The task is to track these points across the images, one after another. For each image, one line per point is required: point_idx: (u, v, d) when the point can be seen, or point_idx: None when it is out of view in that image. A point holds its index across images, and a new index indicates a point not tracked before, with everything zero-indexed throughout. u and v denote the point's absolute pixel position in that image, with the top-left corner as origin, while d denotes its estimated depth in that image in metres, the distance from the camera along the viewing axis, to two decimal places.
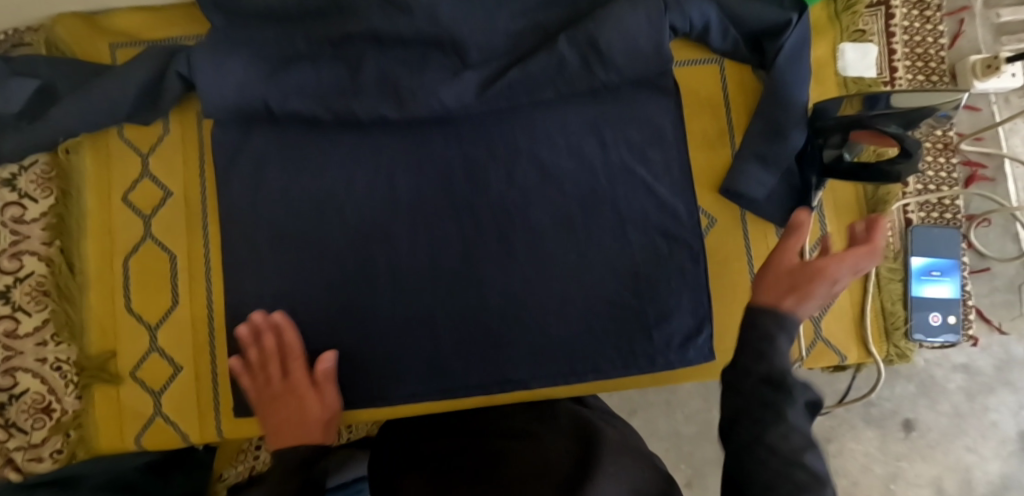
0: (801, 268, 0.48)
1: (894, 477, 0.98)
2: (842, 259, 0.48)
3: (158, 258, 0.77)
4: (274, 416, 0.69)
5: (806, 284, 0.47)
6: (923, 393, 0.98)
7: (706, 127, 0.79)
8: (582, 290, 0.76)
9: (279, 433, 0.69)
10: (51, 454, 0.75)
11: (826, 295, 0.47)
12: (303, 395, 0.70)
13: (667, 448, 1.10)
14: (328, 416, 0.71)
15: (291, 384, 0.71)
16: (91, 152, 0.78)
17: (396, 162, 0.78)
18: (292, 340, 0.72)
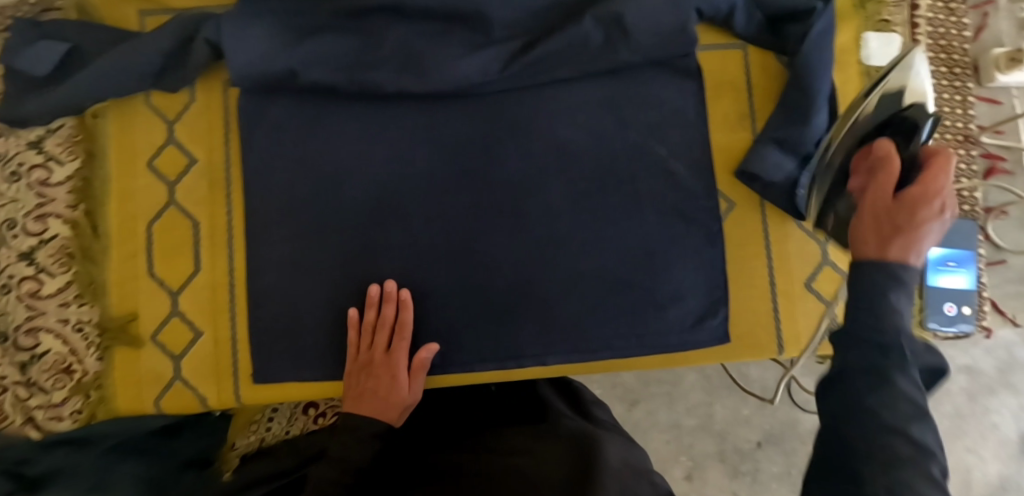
0: (895, 207, 0.51)
1: None
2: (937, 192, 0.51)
3: (181, 224, 0.78)
4: (368, 385, 0.71)
5: (914, 224, 0.49)
6: (924, 393, 1.00)
7: (726, 110, 0.79)
8: (597, 269, 0.76)
9: (357, 403, 0.71)
10: (71, 414, 0.75)
11: (932, 232, 0.49)
12: (402, 373, 0.72)
13: (669, 441, 1.13)
14: (407, 404, 0.72)
15: (392, 359, 0.73)
16: (118, 117, 0.79)
17: (414, 135, 0.78)
18: (408, 318, 0.75)
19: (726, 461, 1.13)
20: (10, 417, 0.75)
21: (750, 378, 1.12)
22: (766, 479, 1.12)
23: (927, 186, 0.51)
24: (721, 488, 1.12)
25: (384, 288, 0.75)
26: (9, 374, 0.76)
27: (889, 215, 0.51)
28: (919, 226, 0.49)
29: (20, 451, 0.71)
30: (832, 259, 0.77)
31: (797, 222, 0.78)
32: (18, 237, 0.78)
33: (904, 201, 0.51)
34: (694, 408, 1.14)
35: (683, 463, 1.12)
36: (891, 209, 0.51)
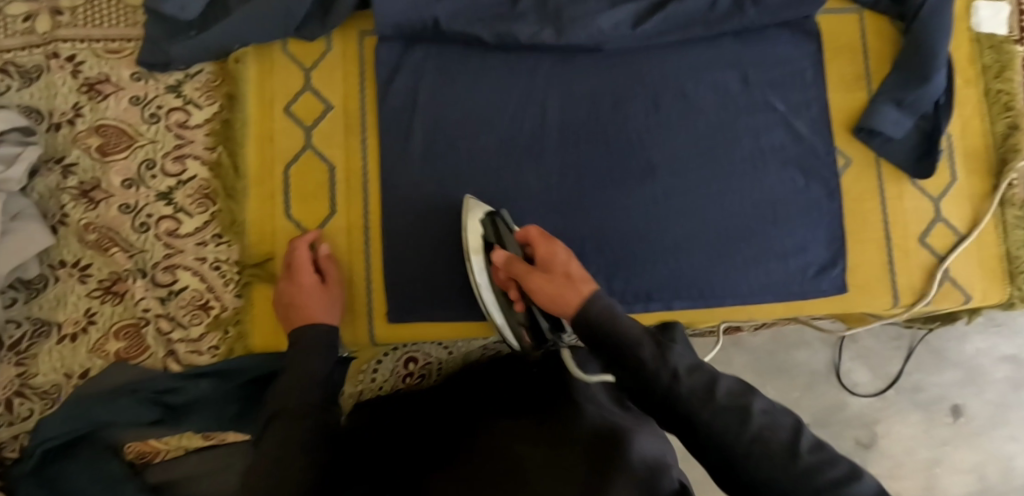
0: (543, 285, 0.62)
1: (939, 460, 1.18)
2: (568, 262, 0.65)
3: (318, 167, 0.80)
4: (293, 298, 0.74)
5: (566, 285, 0.60)
6: (970, 380, 1.19)
7: (844, 71, 0.82)
8: (721, 219, 0.80)
9: (288, 315, 0.75)
10: (209, 348, 0.78)
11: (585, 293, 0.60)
12: (309, 283, 0.74)
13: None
14: (330, 300, 0.75)
15: (294, 271, 0.75)
16: (257, 63, 0.81)
17: (548, 86, 0.81)
18: (298, 255, 0.76)
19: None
20: (153, 348, 0.78)
21: (799, 361, 1.19)
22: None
23: (551, 253, 0.66)
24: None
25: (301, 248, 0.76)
26: (151, 307, 0.78)
27: (537, 280, 0.63)
28: (565, 284, 0.60)
29: (163, 381, 0.74)
30: (944, 215, 0.81)
31: (911, 181, 0.81)
32: (157, 177, 0.80)
33: (549, 269, 0.64)
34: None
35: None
36: (530, 272, 0.65)
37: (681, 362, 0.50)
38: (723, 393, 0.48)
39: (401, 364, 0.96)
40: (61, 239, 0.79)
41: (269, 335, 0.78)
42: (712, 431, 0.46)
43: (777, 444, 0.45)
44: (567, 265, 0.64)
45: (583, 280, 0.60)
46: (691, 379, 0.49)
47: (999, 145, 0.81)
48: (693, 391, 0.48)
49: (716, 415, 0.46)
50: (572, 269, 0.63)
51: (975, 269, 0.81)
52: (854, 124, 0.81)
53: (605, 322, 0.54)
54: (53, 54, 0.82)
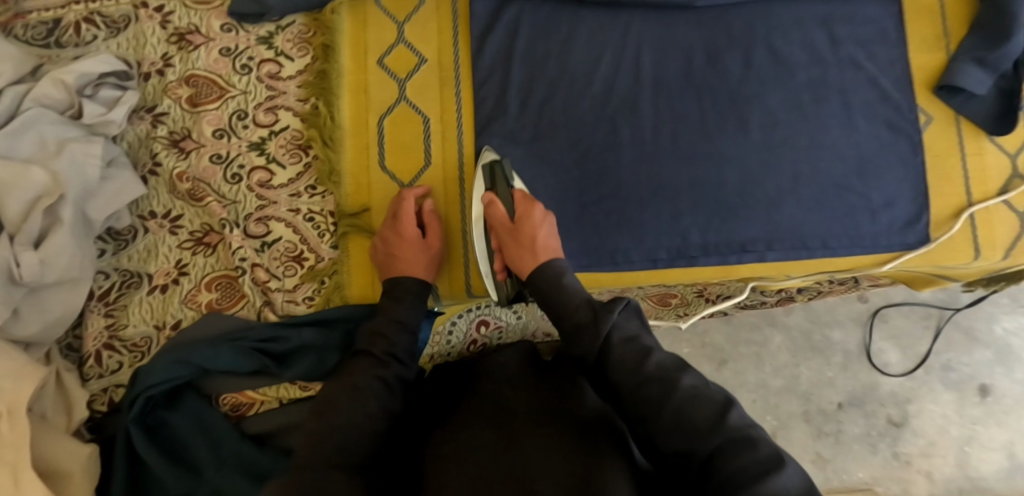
0: (515, 229, 0.72)
1: (970, 439, 1.18)
2: (540, 225, 0.71)
3: (414, 119, 0.80)
4: (389, 244, 0.75)
5: (526, 247, 0.70)
6: (999, 360, 1.20)
7: (925, 31, 0.85)
8: (814, 171, 0.81)
9: (387, 262, 0.74)
10: (305, 299, 0.77)
11: (538, 241, 0.71)
12: (411, 232, 0.75)
13: (755, 400, 1.19)
14: (428, 257, 0.75)
15: (398, 217, 0.75)
16: (350, 14, 0.82)
17: (642, 42, 0.82)
18: (405, 200, 0.76)
19: (810, 422, 1.19)
20: (249, 297, 0.76)
21: (833, 341, 1.21)
22: (849, 440, 1.18)
23: (529, 214, 0.72)
24: (806, 448, 1.17)
25: (406, 192, 0.77)
26: (247, 257, 0.76)
27: (510, 237, 0.72)
28: (528, 255, 0.70)
29: (262, 331, 0.73)
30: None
31: (990, 139, 0.83)
32: (249, 128, 0.79)
33: (519, 228, 0.71)
34: (781, 368, 1.20)
35: (770, 422, 1.18)
36: (512, 231, 0.72)
37: (665, 363, 0.57)
38: (683, 390, 0.55)
39: (473, 328, 0.94)
40: (151, 188, 0.78)
41: (367, 286, 0.77)
42: (671, 430, 0.53)
43: (704, 428, 0.52)
44: (543, 232, 0.71)
45: (546, 250, 0.70)
46: (620, 348, 0.59)
47: None
48: (641, 380, 0.56)
49: (678, 415, 0.53)
50: (542, 235, 0.71)
51: None
52: (937, 82, 0.83)
53: (554, 283, 0.68)
54: (141, 3, 0.81)
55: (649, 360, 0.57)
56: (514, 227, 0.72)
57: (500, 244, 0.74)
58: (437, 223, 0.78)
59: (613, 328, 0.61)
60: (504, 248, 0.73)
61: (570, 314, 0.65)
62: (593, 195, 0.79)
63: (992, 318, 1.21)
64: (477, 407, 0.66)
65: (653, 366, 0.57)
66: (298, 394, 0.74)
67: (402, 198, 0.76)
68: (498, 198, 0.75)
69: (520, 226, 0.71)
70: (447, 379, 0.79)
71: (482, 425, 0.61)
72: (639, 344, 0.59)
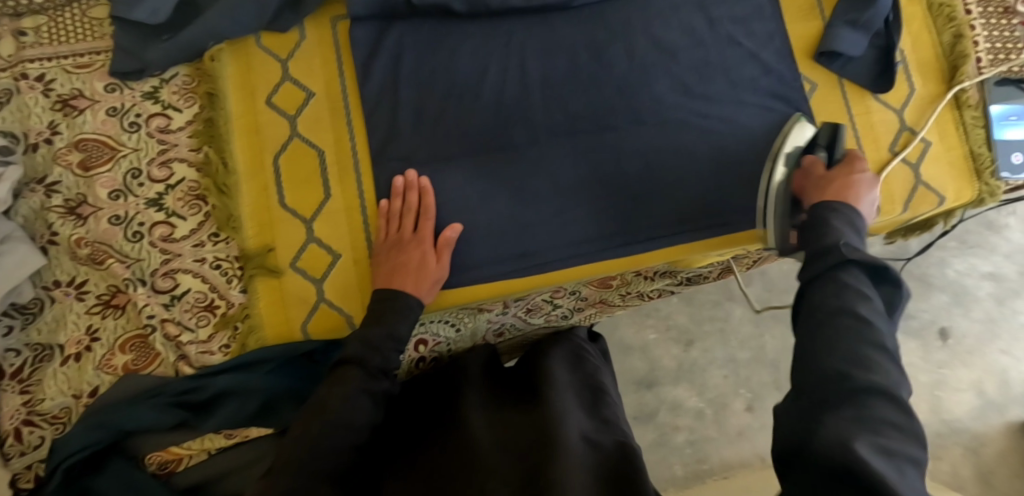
0: (824, 178, 0.67)
1: (939, 383, 1.20)
2: (856, 177, 0.66)
3: (308, 154, 0.80)
4: (397, 262, 0.74)
5: (827, 190, 0.65)
6: (956, 302, 1.22)
7: (798, 3, 0.87)
8: (708, 153, 0.83)
9: (388, 280, 0.74)
10: (220, 348, 0.77)
11: (853, 188, 0.65)
12: (429, 252, 0.75)
13: (726, 376, 1.20)
14: (436, 277, 0.75)
15: (419, 237, 0.76)
16: (233, 58, 0.81)
17: (527, 48, 0.83)
18: (415, 201, 0.77)
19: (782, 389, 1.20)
20: (163, 354, 0.76)
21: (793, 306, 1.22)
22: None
23: (849, 168, 0.68)
24: None
25: (406, 178, 0.78)
26: (155, 313, 0.76)
27: (817, 181, 0.68)
28: (819, 194, 0.65)
29: (178, 384, 0.73)
30: (910, 124, 0.86)
31: (875, 97, 0.86)
32: (145, 185, 0.79)
33: (830, 176, 0.67)
34: (747, 340, 1.21)
35: (744, 395, 1.19)
36: (818, 178, 0.68)
37: (872, 323, 0.45)
38: (875, 345, 0.43)
39: (411, 349, 0.92)
40: (53, 258, 0.78)
41: (283, 325, 0.78)
42: (831, 362, 0.43)
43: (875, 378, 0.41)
44: (855, 181, 0.65)
45: (848, 195, 0.63)
46: (839, 280, 0.48)
47: (949, 53, 0.87)
48: (833, 308, 0.46)
49: (847, 356, 0.43)
50: (852, 185, 0.65)
51: (944, 169, 0.85)
52: (816, 50, 0.86)
53: (833, 216, 0.58)
54: (20, 75, 0.81)
55: (860, 304, 0.46)
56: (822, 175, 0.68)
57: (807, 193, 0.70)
58: (450, 252, 0.77)
59: (847, 264, 0.49)
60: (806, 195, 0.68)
61: (824, 242, 0.53)
62: (500, 199, 0.80)
63: (940, 262, 1.23)
64: (450, 409, 0.65)
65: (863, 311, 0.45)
66: (224, 443, 0.74)
67: (404, 190, 0.78)
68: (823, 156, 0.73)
69: (836, 175, 0.67)
70: (412, 386, 0.78)
71: (429, 449, 0.59)
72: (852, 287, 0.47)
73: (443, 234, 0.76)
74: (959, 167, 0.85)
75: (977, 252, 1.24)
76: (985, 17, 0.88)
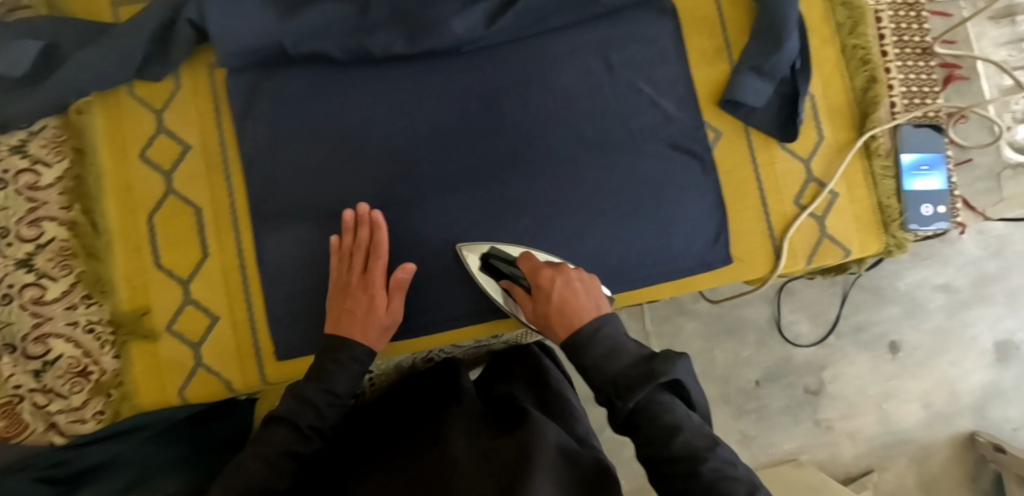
0: (541, 289, 0.63)
1: (887, 395, 1.16)
2: (560, 284, 0.62)
3: (184, 212, 0.77)
4: (345, 306, 0.70)
5: (558, 314, 0.60)
6: (908, 314, 1.16)
7: (704, 45, 0.83)
8: (604, 207, 0.80)
9: (337, 324, 0.69)
10: (94, 415, 0.74)
11: (578, 296, 0.60)
12: (379, 295, 0.71)
13: None
14: (388, 323, 0.71)
15: (369, 280, 0.71)
16: (103, 110, 0.77)
17: (415, 96, 0.79)
18: (380, 239, 0.73)
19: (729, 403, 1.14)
20: (32, 426, 0.72)
21: (744, 320, 1.15)
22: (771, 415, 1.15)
23: (561, 281, 0.62)
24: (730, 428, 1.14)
25: (357, 212, 0.73)
26: (23, 383, 0.71)
27: (534, 305, 0.64)
28: (561, 325, 0.59)
29: (50, 454, 0.71)
30: (818, 174, 0.82)
31: (781, 145, 0.82)
32: (12, 245, 0.72)
33: (537, 294, 0.63)
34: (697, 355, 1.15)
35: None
36: (533, 301, 0.64)
37: (693, 435, 0.51)
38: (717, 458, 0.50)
39: None
40: None
41: (158, 391, 0.76)
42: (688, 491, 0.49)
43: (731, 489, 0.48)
44: (564, 287, 0.61)
45: (574, 308, 0.59)
46: (656, 413, 0.52)
47: (860, 99, 0.83)
48: (663, 437, 0.51)
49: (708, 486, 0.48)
50: (572, 296, 0.60)
51: (850, 222, 0.82)
52: (720, 96, 0.82)
53: (598, 339, 0.56)
54: None
55: (679, 432, 0.51)
56: (536, 294, 0.64)
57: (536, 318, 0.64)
58: (402, 294, 0.73)
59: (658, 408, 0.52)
60: (543, 323, 0.63)
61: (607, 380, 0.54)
62: (385, 256, 0.78)
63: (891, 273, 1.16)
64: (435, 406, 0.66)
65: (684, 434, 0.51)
66: None
67: (355, 226, 0.73)
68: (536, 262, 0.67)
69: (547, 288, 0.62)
70: (387, 393, 0.78)
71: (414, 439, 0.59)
72: (670, 412, 0.52)
73: (395, 276, 0.72)
74: (867, 219, 0.83)
75: (932, 264, 1.16)
76: (902, 59, 0.85)
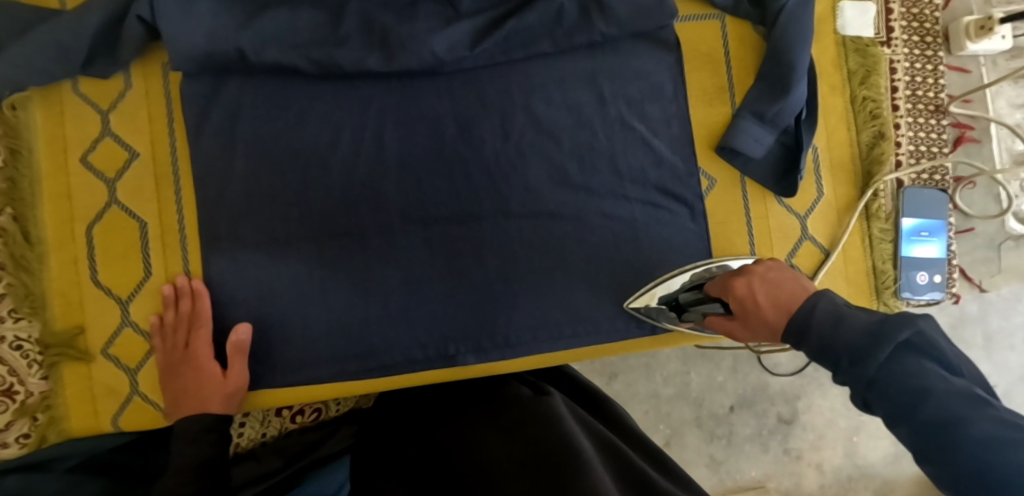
0: (743, 304, 0.52)
1: (857, 430, 1.12)
2: (768, 277, 0.52)
3: (127, 225, 0.71)
4: (178, 387, 0.68)
5: (776, 314, 0.48)
6: None
7: (706, 83, 0.77)
8: (582, 250, 0.75)
9: (176, 406, 0.68)
10: (17, 439, 0.67)
11: (785, 287, 0.50)
12: (211, 366, 0.68)
13: (646, 411, 1.09)
14: (232, 389, 0.68)
15: (194, 353, 0.69)
16: (42, 107, 0.70)
17: (385, 117, 0.74)
18: (206, 308, 0.70)
19: (702, 427, 1.09)
20: None
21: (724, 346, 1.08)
22: (741, 442, 1.10)
23: (749, 286, 0.53)
24: (698, 452, 1.09)
25: (174, 285, 0.70)
26: None
27: (743, 316, 0.52)
28: (776, 322, 0.48)
29: None
30: (812, 233, 0.78)
31: (777, 199, 0.77)
32: None
33: (742, 310, 0.52)
34: (672, 377, 1.09)
35: (662, 431, 1.08)
36: (742, 313, 0.53)
37: (940, 385, 0.35)
38: (947, 408, 0.34)
39: (273, 416, 0.81)
40: None
41: (90, 418, 0.70)
42: (950, 440, 0.33)
43: (984, 436, 0.32)
44: (768, 286, 0.51)
45: (791, 299, 0.48)
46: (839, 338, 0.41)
47: (865, 156, 0.78)
48: (894, 378, 0.37)
49: (954, 439, 0.33)
50: (770, 297, 0.50)
51: (842, 285, 0.78)
52: (716, 141, 0.77)
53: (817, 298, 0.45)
54: None
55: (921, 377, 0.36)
56: (743, 317, 0.52)
57: (748, 329, 0.53)
58: (246, 355, 0.70)
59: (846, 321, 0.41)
60: (759, 330, 0.51)
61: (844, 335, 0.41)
62: (342, 283, 0.73)
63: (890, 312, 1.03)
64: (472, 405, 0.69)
65: (937, 378, 0.36)
66: None
67: (172, 300, 0.70)
68: (719, 283, 0.59)
69: (752, 296, 0.52)
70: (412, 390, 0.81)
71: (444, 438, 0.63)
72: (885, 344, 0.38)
73: (231, 338, 0.69)
74: (860, 283, 0.78)
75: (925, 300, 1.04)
76: (912, 115, 0.80)
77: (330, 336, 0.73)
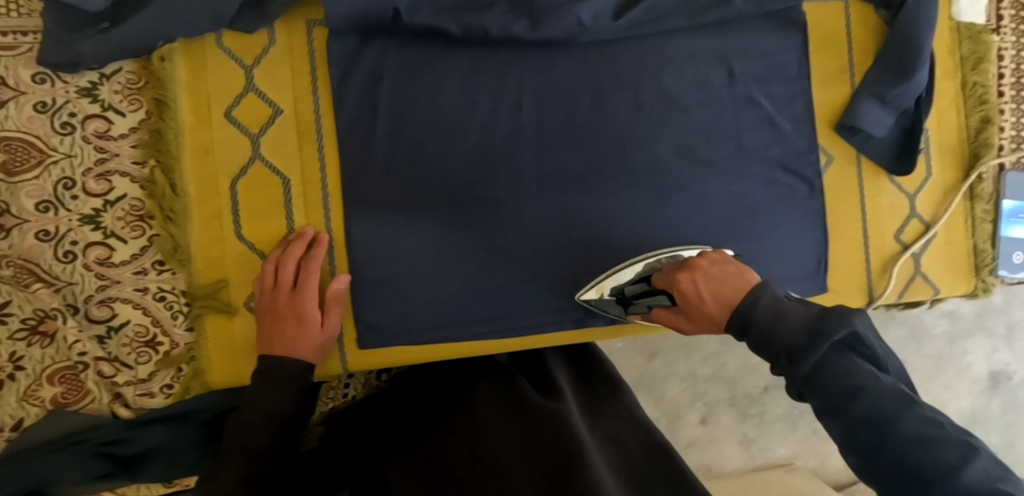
0: (685, 298, 0.55)
1: None
2: (708, 271, 0.55)
3: (270, 181, 0.72)
4: (273, 328, 0.67)
5: (721, 309, 0.52)
6: (912, 337, 1.10)
7: (828, 64, 0.80)
8: (701, 223, 0.77)
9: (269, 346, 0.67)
10: (162, 388, 0.70)
11: (727, 282, 0.53)
12: (314, 313, 0.68)
13: (684, 389, 1.10)
14: (325, 339, 0.69)
15: (300, 297, 0.68)
16: (187, 60, 0.70)
17: (523, 83, 0.74)
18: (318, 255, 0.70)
19: (736, 406, 1.11)
20: (96, 394, 0.67)
21: None
22: (772, 421, 1.12)
23: (692, 282, 0.55)
24: (732, 429, 1.11)
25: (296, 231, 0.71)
26: (87, 350, 0.67)
27: (686, 309, 0.56)
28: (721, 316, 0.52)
29: (108, 431, 0.65)
30: (920, 211, 0.81)
31: (889, 177, 0.81)
32: (80, 198, 0.67)
33: (686, 303, 0.55)
34: (710, 357, 1.10)
35: (699, 409, 1.10)
36: (686, 306, 0.56)
37: (872, 384, 0.44)
38: (876, 403, 0.43)
39: None
40: None
41: (231, 370, 0.71)
42: (877, 430, 0.43)
43: (910, 433, 0.42)
44: (709, 281, 0.54)
45: (732, 293, 0.52)
46: (781, 334, 0.47)
47: (972, 139, 0.82)
48: (829, 377, 0.45)
49: (880, 431, 0.43)
50: (713, 292, 0.53)
51: (945, 263, 0.82)
52: (837, 120, 0.79)
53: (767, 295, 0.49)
54: None
55: (850, 375, 0.44)
56: (686, 310, 0.56)
57: (692, 320, 0.56)
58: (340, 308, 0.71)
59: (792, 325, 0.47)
60: (702, 322, 0.55)
61: (784, 337, 0.46)
62: (477, 241, 0.74)
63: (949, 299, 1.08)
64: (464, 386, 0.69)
65: (870, 376, 0.44)
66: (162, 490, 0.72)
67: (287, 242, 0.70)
68: (665, 273, 0.61)
69: (694, 290, 0.55)
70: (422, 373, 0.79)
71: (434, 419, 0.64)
72: (822, 345, 0.45)
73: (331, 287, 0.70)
74: (961, 261, 0.82)
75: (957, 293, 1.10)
76: (1016, 101, 0.83)
77: (463, 296, 0.75)
